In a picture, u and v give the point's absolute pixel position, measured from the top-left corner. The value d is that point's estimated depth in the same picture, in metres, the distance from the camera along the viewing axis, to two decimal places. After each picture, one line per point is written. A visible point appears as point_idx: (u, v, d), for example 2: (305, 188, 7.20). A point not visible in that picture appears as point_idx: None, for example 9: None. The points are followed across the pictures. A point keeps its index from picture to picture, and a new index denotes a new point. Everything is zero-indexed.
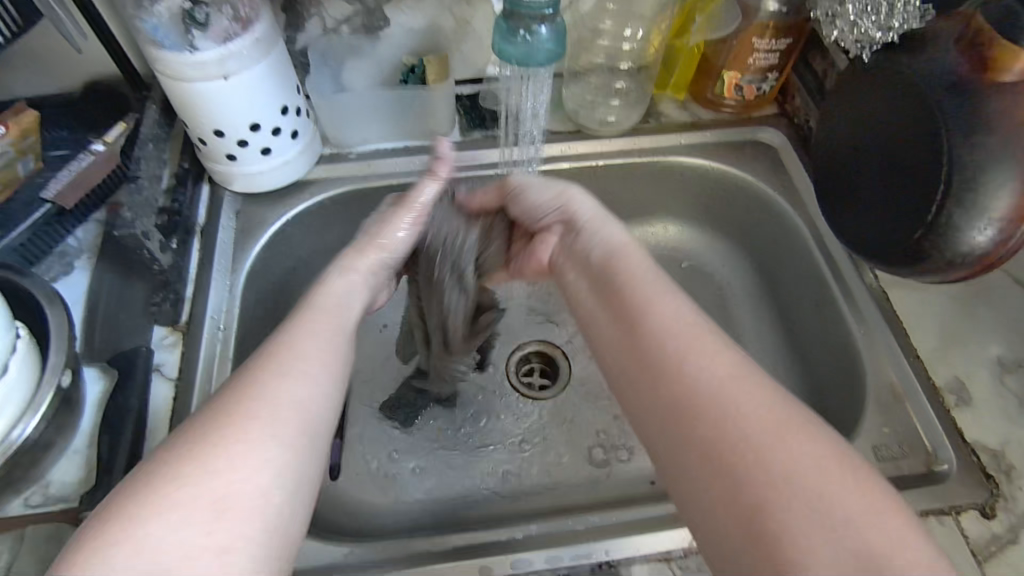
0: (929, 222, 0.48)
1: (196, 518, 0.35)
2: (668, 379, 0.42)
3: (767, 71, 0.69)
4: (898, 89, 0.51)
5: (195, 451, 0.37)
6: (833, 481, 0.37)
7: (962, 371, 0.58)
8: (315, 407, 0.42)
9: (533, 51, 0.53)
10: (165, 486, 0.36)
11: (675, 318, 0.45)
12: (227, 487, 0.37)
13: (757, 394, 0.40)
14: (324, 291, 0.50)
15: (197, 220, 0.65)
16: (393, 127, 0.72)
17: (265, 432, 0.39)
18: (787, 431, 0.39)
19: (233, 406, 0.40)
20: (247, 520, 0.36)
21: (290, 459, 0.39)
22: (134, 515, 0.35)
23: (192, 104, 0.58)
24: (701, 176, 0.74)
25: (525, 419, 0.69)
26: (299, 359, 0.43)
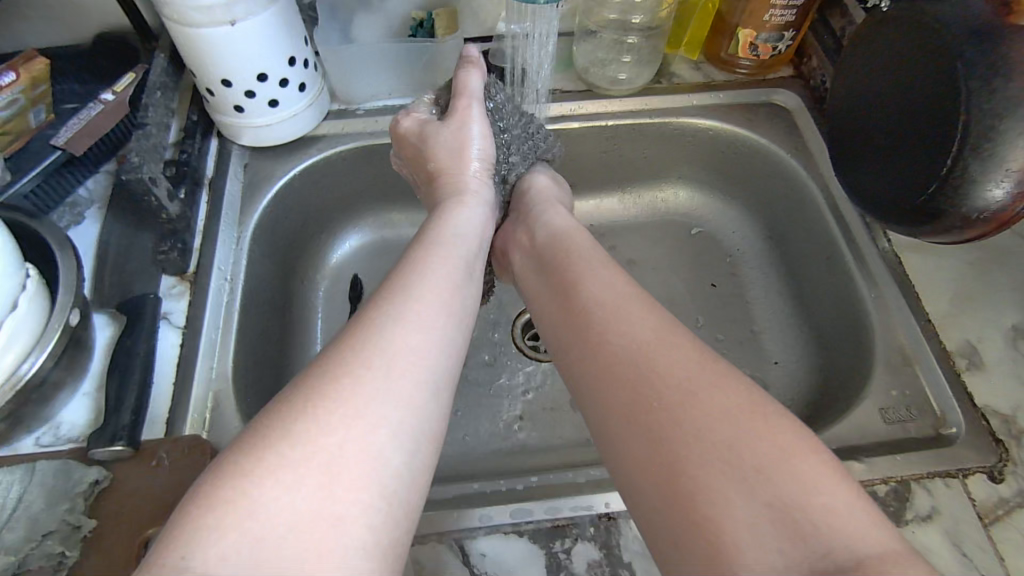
0: (944, 176, 0.47)
1: (322, 473, 0.33)
2: (605, 358, 0.41)
3: (784, 29, 0.67)
4: (916, 39, 0.50)
5: (321, 396, 0.36)
6: (758, 436, 0.35)
7: (974, 336, 0.57)
8: (433, 355, 0.40)
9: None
10: (290, 437, 0.34)
11: (605, 291, 0.45)
12: (343, 441, 0.35)
13: (687, 353, 0.39)
14: (438, 234, 0.51)
15: (205, 172, 0.65)
16: (400, 84, 0.71)
17: (385, 381, 0.37)
18: (704, 382, 0.37)
19: (346, 358, 0.38)
20: (392, 403, 0.37)
21: (405, 414, 0.37)
22: (260, 467, 0.33)
23: (200, 52, 0.57)
24: (713, 139, 0.73)
25: (529, 379, 0.69)
26: (420, 308, 0.43)
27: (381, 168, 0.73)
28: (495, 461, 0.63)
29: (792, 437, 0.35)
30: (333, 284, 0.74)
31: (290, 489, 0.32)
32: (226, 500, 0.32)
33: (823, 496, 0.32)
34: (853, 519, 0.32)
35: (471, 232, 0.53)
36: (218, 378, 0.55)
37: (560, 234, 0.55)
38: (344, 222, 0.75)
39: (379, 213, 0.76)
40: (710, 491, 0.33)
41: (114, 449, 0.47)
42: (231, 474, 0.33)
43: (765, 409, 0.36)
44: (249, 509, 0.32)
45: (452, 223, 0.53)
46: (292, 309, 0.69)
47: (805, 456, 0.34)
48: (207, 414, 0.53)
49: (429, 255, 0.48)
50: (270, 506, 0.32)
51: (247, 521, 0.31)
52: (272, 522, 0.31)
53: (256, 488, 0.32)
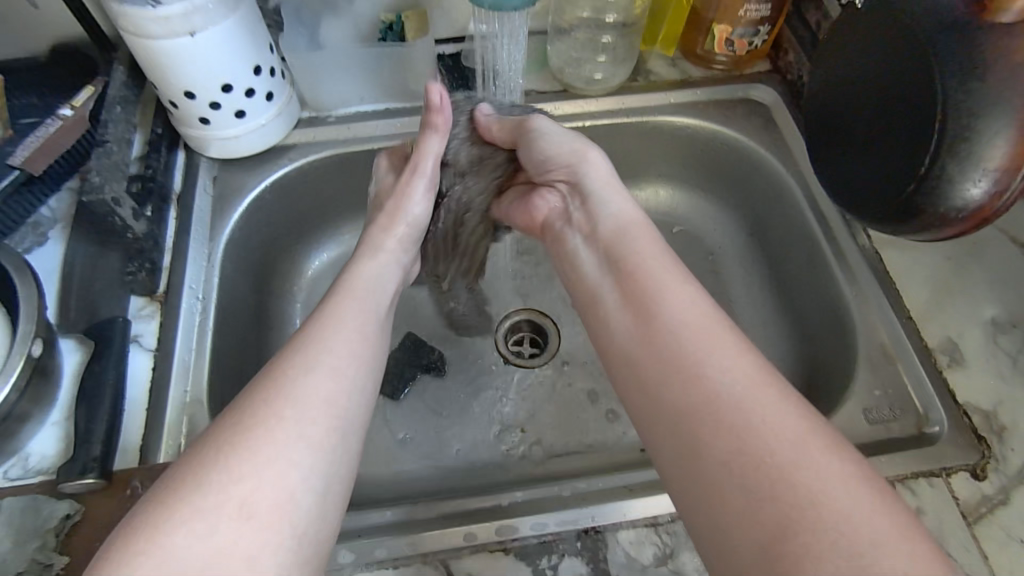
0: (922, 175, 0.47)
1: (229, 520, 0.35)
2: (685, 379, 0.40)
3: (759, 23, 0.66)
4: (893, 35, 0.49)
5: (232, 447, 0.37)
6: (852, 494, 0.34)
7: (955, 330, 0.57)
8: (344, 399, 0.42)
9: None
10: (206, 489, 0.35)
11: (690, 323, 0.42)
12: (257, 485, 0.36)
13: (775, 394, 0.38)
14: (353, 280, 0.50)
15: (172, 188, 0.63)
16: (372, 91, 0.69)
17: (295, 429, 0.39)
18: (811, 438, 0.36)
19: (257, 405, 0.39)
20: (305, 447, 0.39)
21: (317, 455, 0.39)
22: (187, 517, 0.34)
23: (159, 64, 0.55)
24: (691, 136, 0.72)
25: (513, 386, 0.69)
26: (328, 354, 0.43)
27: (358, 177, 0.71)
28: (479, 472, 0.63)
29: (879, 499, 0.34)
30: (310, 294, 0.72)
31: (204, 534, 0.34)
32: (141, 549, 0.33)
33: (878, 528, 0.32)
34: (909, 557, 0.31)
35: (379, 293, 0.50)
36: (191, 401, 0.53)
37: (626, 235, 0.50)
38: (320, 232, 0.73)
39: (355, 221, 0.75)
40: (809, 549, 0.32)
41: (84, 482, 0.46)
42: (149, 521, 0.34)
43: (863, 470, 0.35)
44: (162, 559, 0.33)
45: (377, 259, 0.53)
46: (270, 324, 0.68)
47: (886, 518, 0.33)
48: (181, 439, 0.52)
49: (336, 304, 0.47)
50: (180, 553, 0.33)
51: (168, 569, 0.33)
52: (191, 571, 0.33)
53: (170, 534, 0.34)
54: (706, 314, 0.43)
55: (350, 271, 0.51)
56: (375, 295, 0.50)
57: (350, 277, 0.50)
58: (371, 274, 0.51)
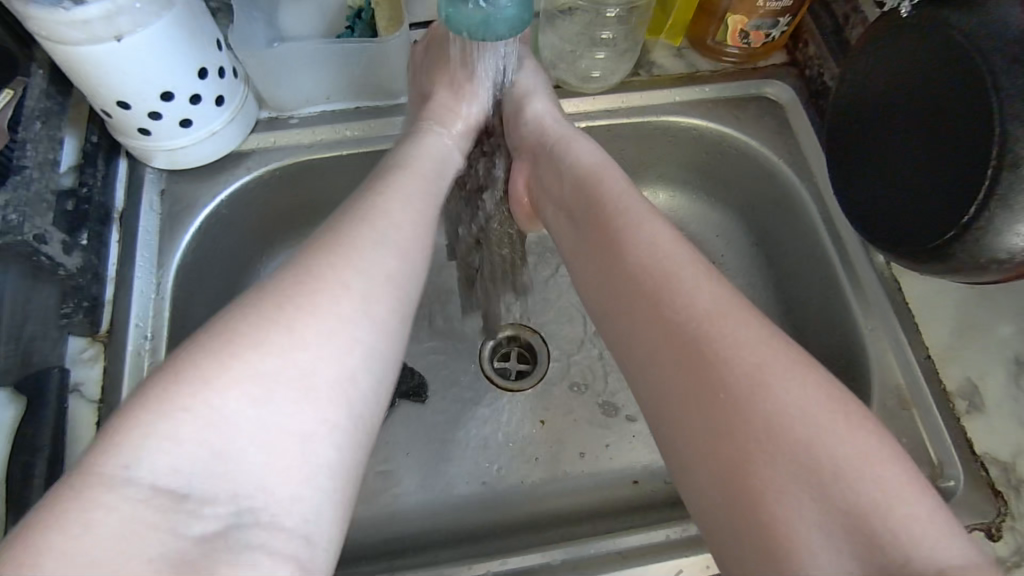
0: (966, 223, 0.41)
1: (291, 390, 0.33)
2: (681, 330, 0.37)
3: (780, 14, 0.58)
4: (940, 55, 0.43)
5: (282, 303, 0.35)
6: (837, 434, 0.33)
7: (977, 371, 0.52)
8: (406, 276, 0.40)
9: (492, 18, 0.41)
10: (224, 361, 0.33)
11: (657, 246, 0.41)
12: (307, 357, 0.34)
13: (744, 317, 0.37)
14: (419, 157, 0.48)
15: (114, 206, 0.56)
16: (339, 88, 0.61)
17: (352, 298, 0.37)
18: (776, 372, 0.35)
19: (316, 268, 0.37)
20: (365, 324, 0.37)
21: (374, 334, 0.37)
22: (251, 339, 0.34)
23: (85, 72, 0.47)
24: (698, 138, 0.65)
25: (497, 412, 0.62)
26: (394, 231, 0.41)
27: (324, 184, 0.64)
28: (462, 512, 0.58)
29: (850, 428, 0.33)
30: None
31: (254, 400, 0.32)
32: (177, 406, 0.31)
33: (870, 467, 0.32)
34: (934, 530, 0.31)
35: (445, 166, 0.50)
36: None
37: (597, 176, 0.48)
38: (284, 244, 0.66)
39: (323, 231, 0.68)
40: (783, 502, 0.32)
41: None
42: (180, 386, 0.32)
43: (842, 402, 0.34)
44: (208, 412, 0.31)
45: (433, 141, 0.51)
46: None
47: (861, 436, 0.33)
48: None
49: (397, 182, 0.44)
50: (197, 431, 0.31)
51: (204, 425, 0.31)
52: (207, 441, 0.31)
53: (218, 395, 0.32)
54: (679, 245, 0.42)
55: (412, 142, 0.50)
56: (441, 176, 0.48)
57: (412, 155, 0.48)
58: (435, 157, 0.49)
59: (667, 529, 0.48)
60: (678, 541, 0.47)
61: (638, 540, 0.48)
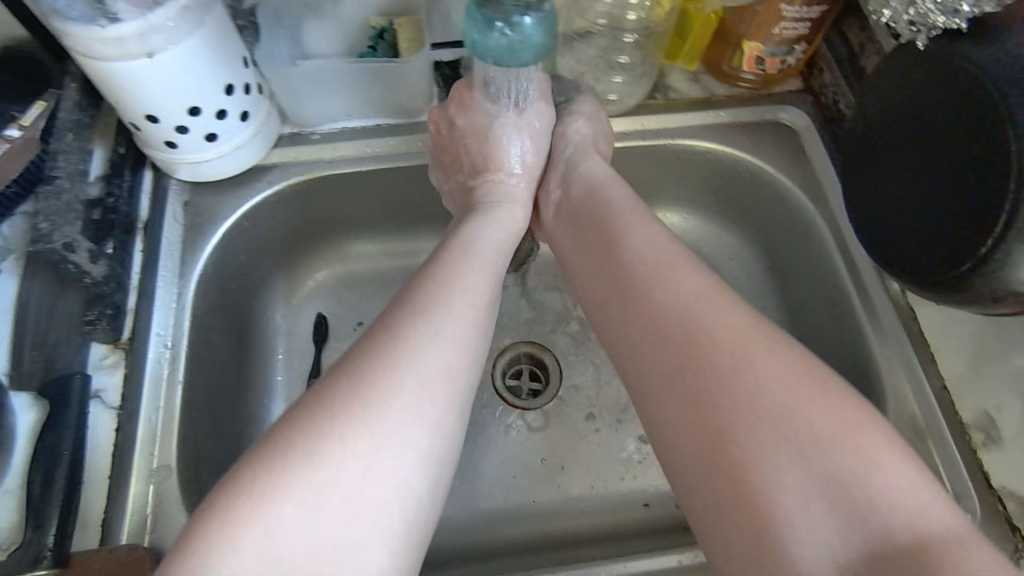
0: (982, 253, 0.41)
1: (347, 501, 0.33)
2: (663, 332, 0.39)
3: (794, 42, 0.59)
4: (953, 88, 0.43)
5: (349, 417, 0.34)
6: (847, 442, 0.33)
7: (995, 403, 0.51)
8: (460, 374, 0.39)
9: (516, 46, 0.42)
10: (321, 460, 0.33)
11: (655, 259, 0.43)
12: (363, 468, 0.33)
13: (717, 306, 0.39)
14: (480, 241, 0.47)
15: (138, 216, 0.57)
16: (360, 105, 0.62)
17: (415, 406, 0.36)
18: (788, 384, 0.35)
19: (379, 373, 0.36)
20: (425, 428, 0.36)
21: (435, 439, 0.36)
22: (326, 450, 0.33)
23: (116, 87, 0.49)
24: (713, 163, 0.66)
25: (507, 432, 0.62)
26: (455, 320, 0.40)
27: (342, 198, 0.65)
28: (470, 531, 0.58)
29: (825, 407, 0.35)
30: (292, 323, 0.66)
31: (311, 510, 0.32)
32: (241, 522, 0.31)
33: (833, 440, 0.33)
34: (900, 473, 0.33)
35: (507, 237, 0.50)
36: (158, 469, 0.49)
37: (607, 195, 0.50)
38: (302, 258, 0.67)
39: (340, 246, 0.69)
40: (798, 511, 0.32)
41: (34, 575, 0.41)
42: (243, 510, 0.32)
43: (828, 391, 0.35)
44: (270, 530, 0.31)
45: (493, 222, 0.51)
46: (250, 361, 0.62)
47: (868, 430, 0.34)
48: (147, 510, 0.47)
49: (455, 269, 0.43)
50: (290, 532, 0.31)
51: (264, 543, 0.31)
52: (286, 549, 0.31)
53: (278, 508, 0.32)
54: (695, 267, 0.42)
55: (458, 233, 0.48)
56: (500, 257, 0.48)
57: (468, 242, 0.47)
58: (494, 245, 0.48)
59: (677, 554, 0.48)
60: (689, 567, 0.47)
61: (649, 564, 0.47)
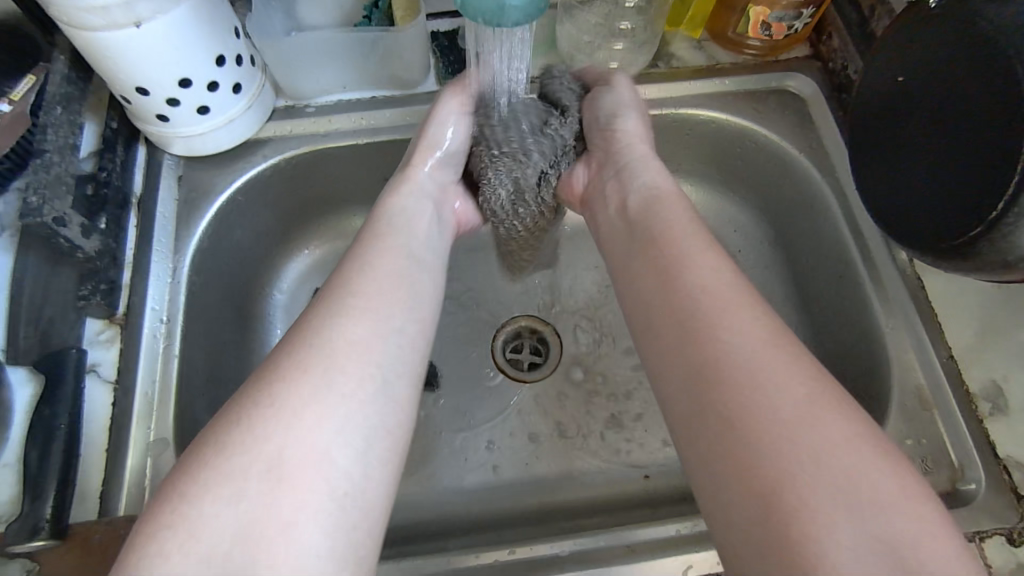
0: (993, 218, 0.40)
1: (268, 480, 0.32)
2: (690, 344, 0.38)
3: (803, 6, 0.57)
4: (965, 48, 0.41)
5: (260, 405, 0.34)
6: (870, 469, 0.32)
7: (1000, 372, 0.51)
8: (376, 348, 0.38)
9: (506, 6, 0.40)
10: (236, 449, 0.33)
11: (708, 276, 0.40)
12: (284, 445, 0.33)
13: (758, 323, 0.37)
14: (387, 219, 0.47)
15: (131, 192, 0.57)
16: (355, 76, 0.61)
17: (325, 382, 0.35)
18: (820, 411, 0.34)
19: (284, 359, 0.36)
20: (340, 403, 0.35)
21: (352, 409, 0.35)
22: (235, 438, 0.33)
23: (103, 57, 0.47)
24: (716, 131, 0.64)
25: (506, 405, 0.62)
26: (359, 298, 0.40)
27: (339, 171, 0.64)
28: (468, 505, 0.58)
29: (845, 417, 0.34)
30: (291, 297, 0.66)
31: (230, 500, 0.31)
32: (167, 521, 0.31)
33: (850, 453, 0.32)
34: (918, 513, 0.31)
35: (425, 220, 0.48)
36: (155, 442, 0.49)
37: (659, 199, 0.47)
38: (297, 233, 0.67)
39: (337, 221, 0.68)
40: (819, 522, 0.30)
41: (33, 545, 0.42)
42: (169, 505, 0.31)
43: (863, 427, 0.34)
44: (194, 522, 0.31)
45: (408, 202, 0.49)
46: (248, 336, 0.62)
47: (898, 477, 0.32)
48: (144, 484, 0.47)
49: (367, 251, 0.44)
50: (213, 521, 0.31)
51: (189, 538, 0.30)
52: (211, 542, 0.30)
53: (198, 502, 0.31)
54: (736, 282, 0.40)
55: (375, 214, 0.48)
56: (418, 234, 0.47)
57: (380, 221, 0.47)
58: (410, 210, 0.48)
59: (676, 524, 0.47)
60: (687, 537, 0.47)
61: (644, 535, 0.47)
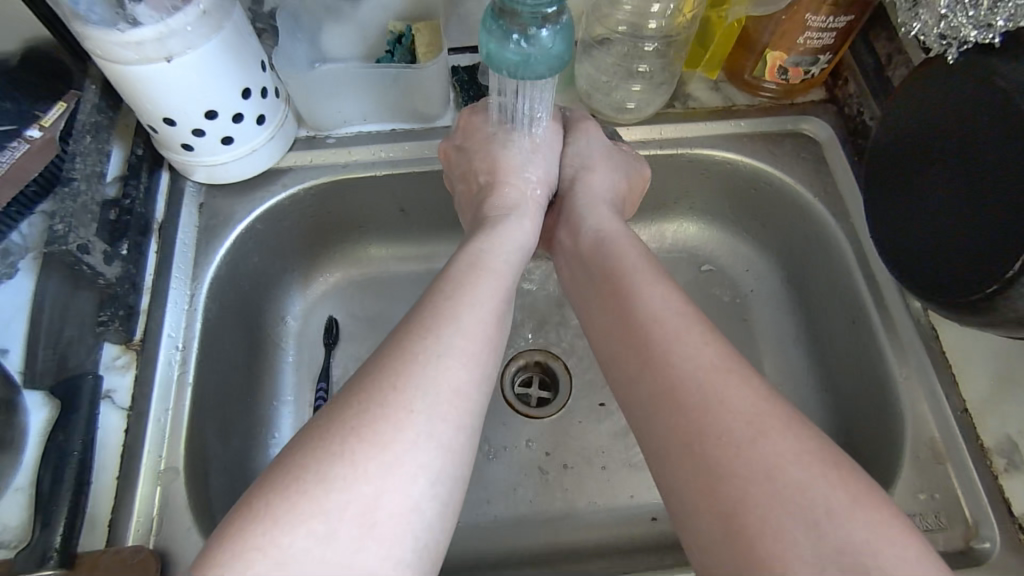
0: (1012, 275, 0.40)
1: (358, 521, 0.32)
2: (647, 362, 0.39)
3: (820, 52, 0.58)
4: (985, 105, 0.42)
5: (357, 438, 0.33)
6: (825, 475, 0.32)
7: (1017, 427, 0.50)
8: (471, 393, 0.37)
9: (533, 58, 0.41)
10: (334, 485, 0.32)
11: (662, 297, 0.42)
12: (381, 490, 0.33)
13: (705, 339, 0.39)
14: (487, 254, 0.46)
15: (154, 218, 0.58)
16: (375, 109, 0.62)
17: (425, 425, 0.35)
18: (770, 421, 0.34)
19: (384, 391, 0.35)
20: (435, 448, 0.35)
21: (446, 459, 0.35)
22: (332, 470, 0.33)
23: (134, 89, 0.49)
24: (731, 173, 0.64)
25: (515, 441, 0.62)
26: (463, 338, 0.39)
27: (356, 201, 0.65)
28: (475, 541, 0.57)
29: (796, 427, 0.34)
30: (304, 324, 0.66)
31: (320, 539, 0.31)
32: (254, 548, 0.30)
33: (804, 460, 0.33)
34: (875, 518, 0.31)
35: (519, 258, 0.48)
36: (165, 471, 0.49)
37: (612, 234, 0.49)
38: (313, 261, 0.67)
39: (353, 249, 0.69)
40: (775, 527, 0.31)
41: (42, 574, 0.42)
42: (254, 532, 0.31)
43: (817, 442, 0.34)
44: (279, 556, 0.30)
45: (502, 238, 0.48)
46: (261, 362, 0.63)
47: (853, 481, 0.33)
48: (152, 513, 0.47)
49: (465, 282, 0.42)
50: (300, 558, 0.30)
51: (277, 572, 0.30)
52: None
53: (287, 534, 0.31)
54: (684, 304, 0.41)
55: (466, 246, 0.47)
56: (514, 272, 0.47)
57: (478, 254, 0.46)
58: (509, 245, 0.48)
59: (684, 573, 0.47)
60: None
61: None
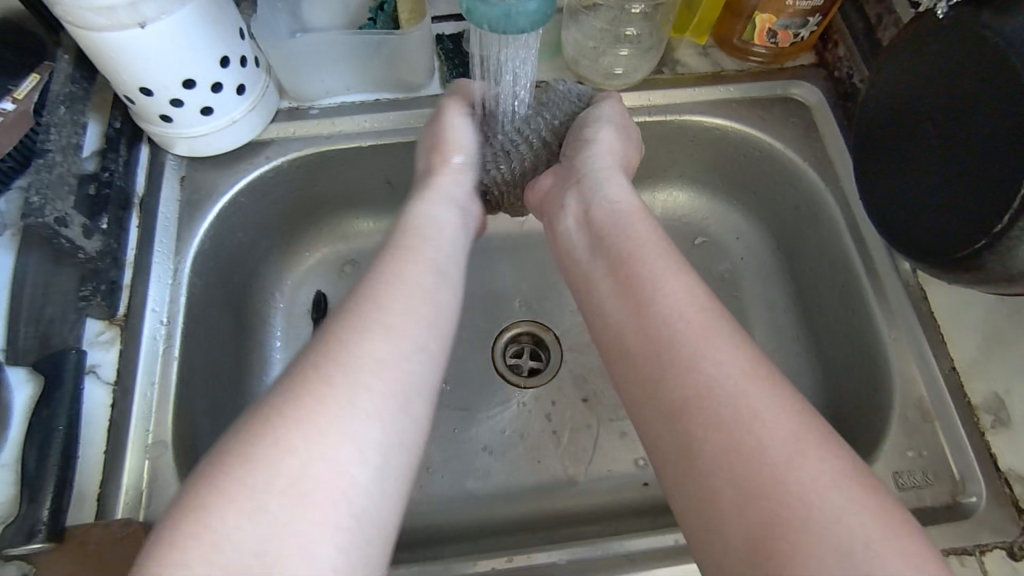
0: (1000, 230, 0.40)
1: (286, 494, 0.31)
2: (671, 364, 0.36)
3: (809, 14, 0.57)
4: (974, 59, 0.41)
5: (282, 416, 0.33)
6: (857, 500, 0.31)
7: (1003, 386, 0.50)
8: (404, 363, 0.36)
9: (512, 12, 0.40)
10: (262, 462, 0.31)
11: (685, 294, 0.39)
12: (308, 460, 0.32)
13: (731, 343, 0.37)
14: (423, 229, 0.46)
15: (134, 192, 0.57)
16: (359, 79, 0.61)
17: (350, 396, 0.34)
18: (806, 441, 0.33)
19: (310, 366, 0.35)
20: (365, 418, 0.34)
21: (379, 426, 0.34)
22: (259, 449, 0.31)
23: (108, 57, 0.47)
24: (721, 139, 0.64)
25: (506, 411, 0.62)
26: (390, 312, 0.38)
27: (341, 175, 0.64)
28: (467, 510, 0.58)
29: (831, 449, 0.33)
30: (291, 300, 0.66)
31: (250, 516, 0.30)
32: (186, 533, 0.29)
33: (839, 484, 0.31)
34: (908, 547, 0.30)
35: (453, 228, 0.48)
36: (154, 445, 0.48)
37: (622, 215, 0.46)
38: (299, 236, 0.67)
39: (339, 224, 0.68)
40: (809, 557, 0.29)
41: (30, 548, 0.42)
42: (185, 520, 0.30)
43: (851, 466, 0.32)
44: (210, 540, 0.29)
45: (438, 213, 0.48)
46: (248, 337, 0.62)
47: (886, 508, 0.31)
48: (141, 487, 0.47)
49: (400, 258, 0.42)
50: (231, 537, 0.29)
51: (210, 553, 0.29)
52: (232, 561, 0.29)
53: (218, 517, 0.30)
54: (705, 299, 0.39)
55: (403, 223, 0.46)
56: (451, 240, 0.46)
57: (414, 229, 0.46)
58: (446, 218, 0.48)
59: (675, 534, 0.47)
60: (686, 547, 0.46)
61: (641, 545, 0.47)
